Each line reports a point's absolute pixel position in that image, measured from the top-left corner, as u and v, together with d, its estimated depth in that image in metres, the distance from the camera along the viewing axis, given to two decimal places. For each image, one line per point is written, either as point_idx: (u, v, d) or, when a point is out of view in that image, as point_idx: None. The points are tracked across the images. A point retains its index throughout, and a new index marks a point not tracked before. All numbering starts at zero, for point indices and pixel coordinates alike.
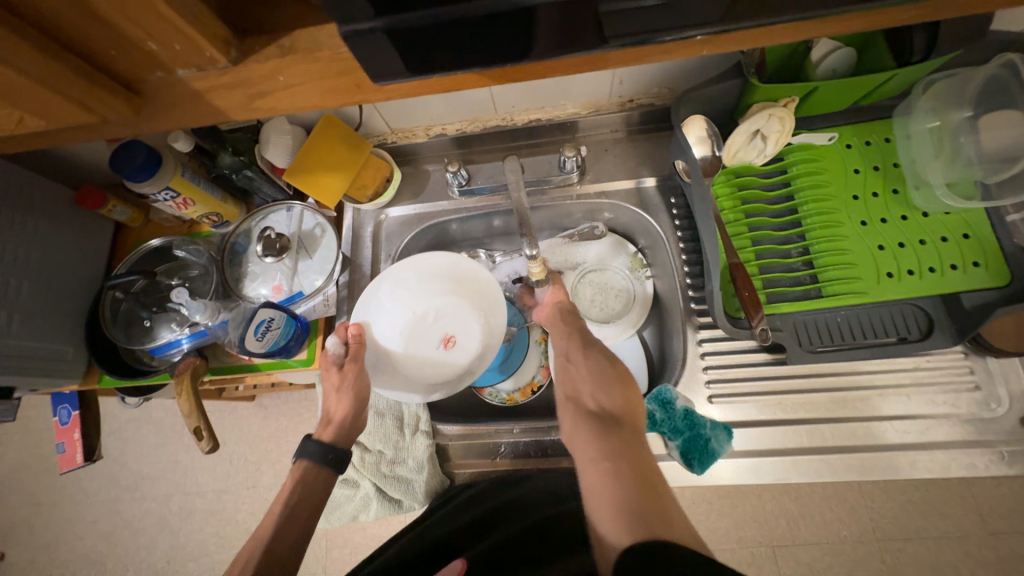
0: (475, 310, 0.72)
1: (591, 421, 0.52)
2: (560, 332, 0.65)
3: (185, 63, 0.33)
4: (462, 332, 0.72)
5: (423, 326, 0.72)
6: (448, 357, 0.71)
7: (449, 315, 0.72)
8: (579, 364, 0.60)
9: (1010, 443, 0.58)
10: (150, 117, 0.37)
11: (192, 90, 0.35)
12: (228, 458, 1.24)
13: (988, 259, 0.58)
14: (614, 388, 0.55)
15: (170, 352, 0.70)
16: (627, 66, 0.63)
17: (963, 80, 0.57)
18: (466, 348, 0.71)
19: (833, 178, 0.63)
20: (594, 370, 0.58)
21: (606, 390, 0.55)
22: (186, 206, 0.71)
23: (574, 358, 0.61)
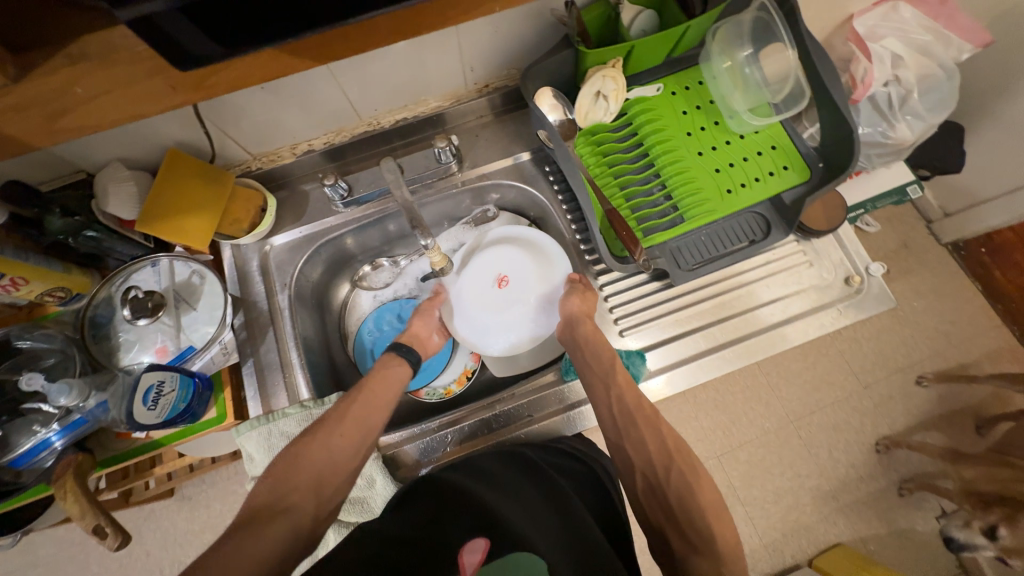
0: (530, 261, 0.73)
1: (693, 555, 0.48)
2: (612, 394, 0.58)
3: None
4: (518, 274, 0.73)
5: (481, 276, 0.74)
6: (506, 297, 0.72)
7: (503, 260, 0.74)
8: (664, 482, 0.52)
9: (842, 300, 0.73)
10: None
11: None
12: (157, 568, 1.08)
13: (793, 161, 0.72)
14: (707, 514, 0.50)
15: (39, 458, 0.59)
16: (472, 53, 0.67)
17: (737, 23, 0.69)
18: (521, 289, 0.73)
19: (668, 120, 0.73)
20: (683, 496, 0.51)
21: (691, 508, 0.50)
22: (16, 287, 0.60)
23: (644, 443, 0.55)
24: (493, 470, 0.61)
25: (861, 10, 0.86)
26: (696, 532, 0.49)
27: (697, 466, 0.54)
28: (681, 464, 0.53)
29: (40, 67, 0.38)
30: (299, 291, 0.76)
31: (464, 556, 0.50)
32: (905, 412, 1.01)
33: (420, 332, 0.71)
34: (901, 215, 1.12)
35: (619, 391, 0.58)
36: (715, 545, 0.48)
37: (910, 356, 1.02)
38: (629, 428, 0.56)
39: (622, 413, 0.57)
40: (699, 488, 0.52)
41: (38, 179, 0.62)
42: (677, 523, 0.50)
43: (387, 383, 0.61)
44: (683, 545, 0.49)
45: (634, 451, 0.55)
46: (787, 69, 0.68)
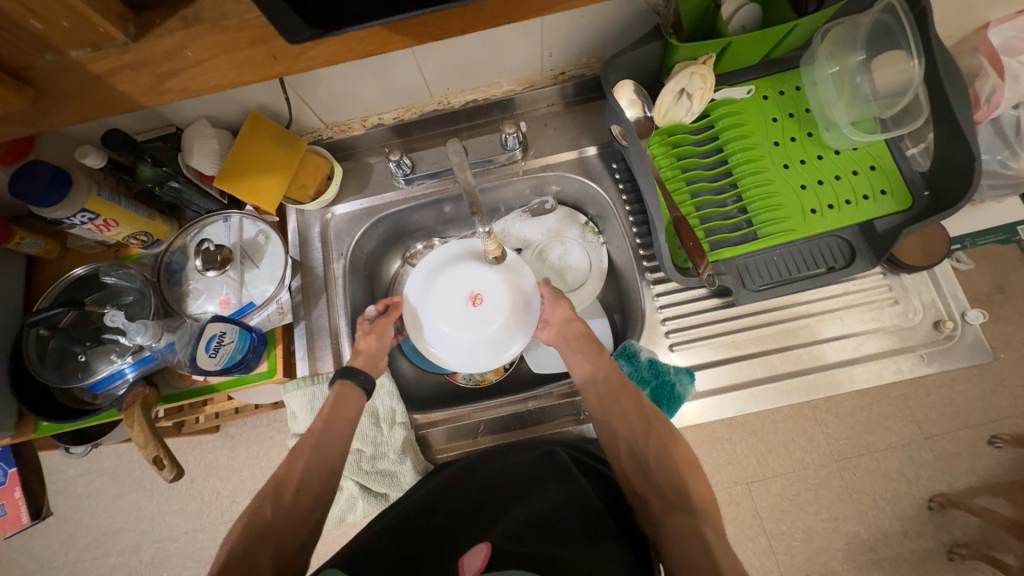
0: (499, 277, 0.68)
1: (671, 513, 0.51)
2: (590, 380, 0.62)
3: (81, 40, 0.37)
4: (488, 291, 0.68)
5: (448, 298, 0.68)
6: (476, 317, 0.67)
7: (479, 278, 0.68)
8: (644, 449, 0.56)
9: (927, 345, 0.66)
10: (45, 107, 0.41)
11: (90, 72, 0.39)
12: (198, 494, 1.18)
13: (893, 186, 0.65)
14: (683, 476, 0.53)
15: (113, 386, 0.64)
16: (553, 39, 0.65)
17: (853, 25, 0.62)
18: (495, 308, 0.67)
19: (755, 127, 0.68)
20: (661, 454, 0.55)
21: (671, 476, 0.53)
22: (108, 228, 0.66)
23: (618, 419, 0.58)
24: (513, 469, 0.60)
25: (1002, 17, 0.75)
26: (671, 487, 0.53)
27: (672, 430, 0.57)
28: (658, 430, 0.56)
29: (153, 28, 0.39)
30: (354, 262, 0.78)
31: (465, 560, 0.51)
32: (970, 471, 0.91)
33: (376, 351, 0.68)
34: (1004, 255, 0.99)
35: (606, 370, 0.62)
36: (689, 499, 0.52)
37: (987, 412, 0.92)
38: (612, 404, 0.59)
39: (605, 389, 0.61)
40: (675, 450, 0.55)
41: (136, 129, 0.66)
42: (658, 487, 0.53)
43: (344, 408, 0.62)
44: (663, 504, 0.52)
45: (610, 417, 0.59)
46: (907, 81, 0.60)
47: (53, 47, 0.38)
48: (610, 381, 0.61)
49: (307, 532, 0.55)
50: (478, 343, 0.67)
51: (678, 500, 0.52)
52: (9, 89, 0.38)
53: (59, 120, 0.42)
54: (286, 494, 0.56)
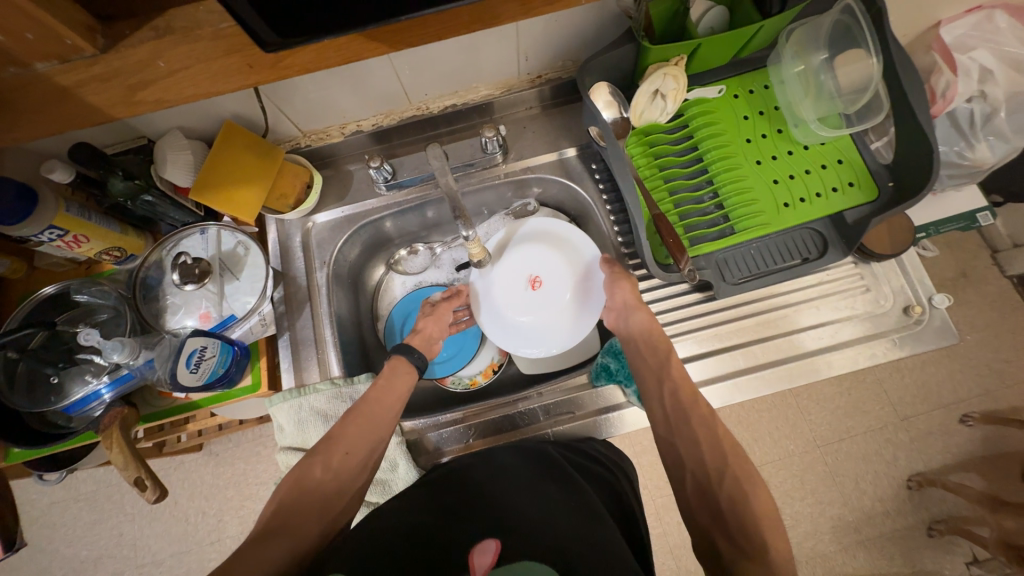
0: (559, 256, 0.72)
1: (742, 562, 0.45)
2: (655, 391, 0.57)
3: (48, 53, 0.36)
4: (548, 272, 0.71)
5: (509, 280, 0.72)
6: (541, 301, 0.71)
7: (538, 262, 0.72)
8: (716, 484, 0.49)
9: (898, 330, 0.68)
10: (10, 122, 0.39)
11: (59, 85, 0.38)
12: (182, 516, 1.14)
13: (860, 178, 0.67)
14: (759, 523, 0.47)
15: (88, 408, 0.62)
16: (529, 43, 0.66)
17: (815, 25, 0.65)
18: (555, 288, 0.71)
19: (727, 125, 0.70)
20: (735, 500, 0.48)
21: (744, 518, 0.47)
22: (78, 244, 0.64)
23: (685, 439, 0.53)
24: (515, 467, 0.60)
25: (952, 16, 0.79)
26: (744, 535, 0.46)
27: (751, 470, 0.50)
28: (736, 465, 0.50)
29: (125, 39, 0.38)
30: (337, 270, 0.78)
31: (474, 557, 0.48)
32: (944, 450, 0.95)
33: (433, 332, 0.71)
34: (965, 242, 1.04)
35: (673, 384, 0.57)
36: (768, 554, 0.45)
37: (957, 392, 0.96)
38: (681, 423, 0.54)
39: (673, 405, 0.55)
40: (752, 490, 0.49)
41: (105, 142, 0.65)
42: (727, 529, 0.47)
43: (391, 385, 0.62)
44: (732, 549, 0.46)
45: (677, 437, 0.54)
46: (868, 77, 0.62)
47: (18, 60, 0.37)
48: (675, 395, 0.56)
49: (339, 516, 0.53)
50: (541, 323, 0.71)
51: (751, 549, 0.45)
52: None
53: (26, 134, 0.41)
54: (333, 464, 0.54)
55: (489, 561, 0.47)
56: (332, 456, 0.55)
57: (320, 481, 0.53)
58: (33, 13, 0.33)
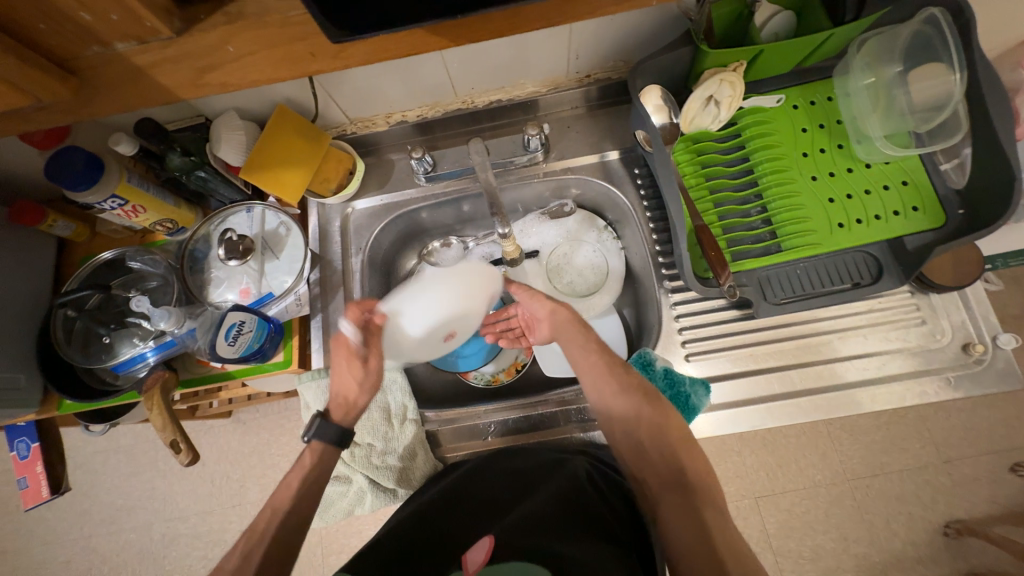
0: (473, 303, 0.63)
1: (670, 493, 0.52)
2: (583, 365, 0.61)
3: (127, 34, 0.38)
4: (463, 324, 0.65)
5: (425, 340, 0.62)
6: (432, 352, 0.66)
7: (457, 320, 0.63)
8: (638, 429, 0.56)
9: (954, 368, 0.63)
10: (87, 98, 0.42)
11: (134, 65, 0.40)
12: (208, 477, 1.20)
13: (926, 202, 0.63)
14: (679, 453, 0.54)
15: (134, 369, 0.66)
16: (581, 41, 0.64)
17: (892, 35, 0.61)
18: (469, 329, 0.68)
19: (783, 137, 0.66)
20: (656, 437, 0.55)
21: (666, 456, 0.54)
22: (136, 214, 0.67)
23: (611, 398, 0.58)
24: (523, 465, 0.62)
25: None
26: (670, 470, 0.53)
27: (667, 406, 0.57)
28: (652, 410, 0.56)
29: (197, 22, 0.40)
30: (372, 257, 0.79)
31: (469, 555, 0.51)
32: (990, 499, 0.89)
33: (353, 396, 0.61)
34: None
35: (595, 354, 0.61)
36: (691, 480, 0.52)
37: (1011, 439, 0.89)
38: (603, 394, 0.59)
39: (599, 375, 0.60)
40: (668, 425, 0.56)
41: (166, 119, 0.68)
42: (653, 466, 0.54)
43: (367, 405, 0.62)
44: (661, 484, 0.53)
45: (608, 405, 0.58)
46: (946, 94, 0.58)
47: (100, 39, 0.39)
48: (600, 367, 0.60)
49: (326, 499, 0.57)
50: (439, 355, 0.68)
51: (676, 481, 0.52)
52: (56, 78, 0.39)
53: (100, 110, 0.43)
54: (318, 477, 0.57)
55: (481, 558, 0.49)
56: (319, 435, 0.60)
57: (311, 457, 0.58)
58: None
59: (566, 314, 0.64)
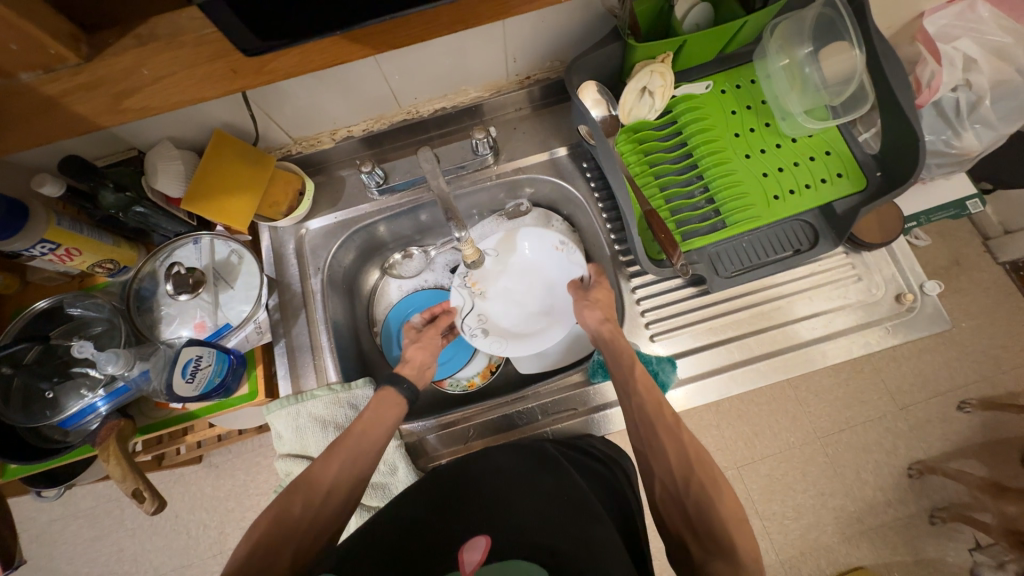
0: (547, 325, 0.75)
1: (713, 561, 0.47)
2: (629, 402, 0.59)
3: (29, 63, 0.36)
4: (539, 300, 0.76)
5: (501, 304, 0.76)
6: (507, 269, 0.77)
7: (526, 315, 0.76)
8: (683, 491, 0.52)
9: (891, 318, 0.69)
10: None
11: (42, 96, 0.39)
12: (184, 529, 1.14)
13: (848, 169, 0.68)
14: (727, 523, 0.49)
15: (85, 421, 0.62)
16: (516, 44, 0.66)
17: (799, 19, 0.66)
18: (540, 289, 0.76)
19: (716, 119, 0.70)
20: (701, 503, 0.50)
21: (710, 521, 0.49)
22: (71, 257, 0.63)
23: (652, 447, 0.55)
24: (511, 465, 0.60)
25: (934, 7, 0.81)
26: (712, 535, 0.48)
27: (714, 471, 0.53)
28: (701, 471, 0.52)
29: (110, 46, 0.38)
30: (332, 276, 0.77)
31: (464, 553, 0.50)
32: (944, 437, 0.96)
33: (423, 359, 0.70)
34: (956, 230, 1.05)
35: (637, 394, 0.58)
36: (737, 551, 0.47)
37: (954, 379, 0.97)
38: (650, 438, 0.56)
39: (643, 422, 0.57)
40: (717, 493, 0.51)
41: (95, 155, 0.65)
42: (696, 529, 0.49)
43: (380, 416, 0.61)
44: (702, 550, 0.48)
45: (652, 458, 0.55)
46: (851, 69, 0.63)
47: (3, 71, 0.37)
48: (644, 410, 0.57)
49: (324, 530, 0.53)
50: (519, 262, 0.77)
51: (717, 546, 0.47)
52: None
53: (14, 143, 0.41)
54: (307, 509, 0.53)
55: (478, 556, 0.49)
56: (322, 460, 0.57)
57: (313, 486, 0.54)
58: (16, 23, 0.33)
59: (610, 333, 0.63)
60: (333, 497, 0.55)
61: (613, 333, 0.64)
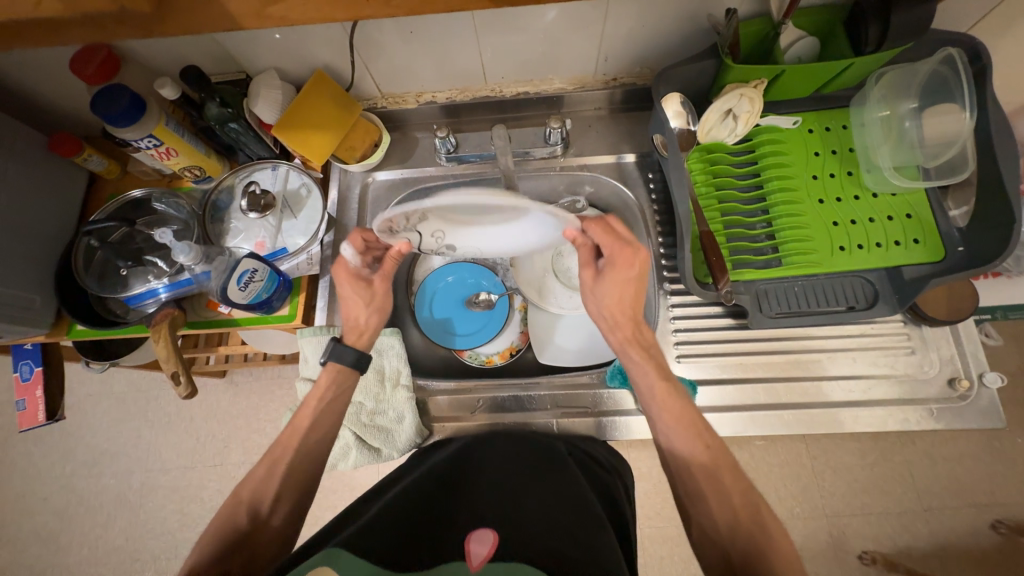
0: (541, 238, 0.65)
1: None
2: (670, 427, 0.57)
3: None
4: (526, 232, 0.61)
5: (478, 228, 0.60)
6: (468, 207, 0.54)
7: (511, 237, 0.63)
8: (730, 537, 0.51)
9: (939, 401, 0.64)
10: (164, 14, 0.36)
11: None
12: (196, 433, 1.23)
13: (927, 237, 0.65)
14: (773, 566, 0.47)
15: (145, 304, 0.69)
16: (611, 42, 0.67)
17: (911, 71, 0.62)
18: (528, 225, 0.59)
19: (796, 158, 0.69)
20: (748, 548, 0.49)
21: (749, 563, 0.48)
22: (168, 156, 0.70)
23: (696, 497, 0.54)
24: (514, 455, 0.63)
25: None
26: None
27: (764, 523, 0.51)
28: (748, 518, 0.51)
29: None
30: None
31: (472, 545, 0.46)
32: None
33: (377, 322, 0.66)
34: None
35: (670, 431, 0.57)
36: None
37: None
38: (693, 482, 0.55)
39: (697, 471, 0.55)
40: (768, 544, 0.49)
41: (209, 70, 0.71)
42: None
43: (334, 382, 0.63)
44: None
45: (694, 496, 0.54)
46: (956, 132, 0.61)
47: None
48: (696, 452, 0.55)
49: (302, 485, 0.59)
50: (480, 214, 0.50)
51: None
52: None
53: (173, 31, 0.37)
54: (284, 456, 0.59)
55: (487, 552, 0.45)
56: (296, 419, 0.61)
57: (294, 439, 0.60)
58: None
59: (647, 377, 0.59)
60: (301, 446, 0.60)
61: (622, 348, 0.61)
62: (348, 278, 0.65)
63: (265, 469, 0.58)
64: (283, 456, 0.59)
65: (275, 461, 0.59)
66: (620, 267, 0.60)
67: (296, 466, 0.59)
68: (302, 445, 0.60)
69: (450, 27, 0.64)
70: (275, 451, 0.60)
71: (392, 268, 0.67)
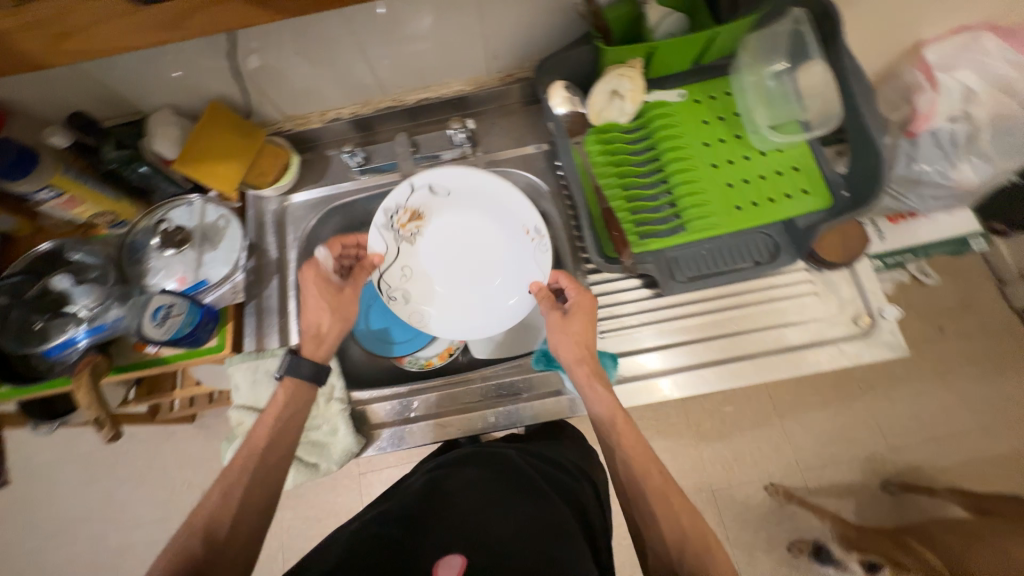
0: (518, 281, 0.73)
1: None
2: (628, 436, 0.59)
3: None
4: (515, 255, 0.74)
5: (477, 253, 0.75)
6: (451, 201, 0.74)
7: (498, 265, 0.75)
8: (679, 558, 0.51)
9: (846, 338, 0.67)
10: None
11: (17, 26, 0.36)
12: (167, 484, 1.20)
13: (815, 187, 0.68)
14: None
15: (67, 353, 0.66)
16: (494, 41, 0.70)
17: (772, 34, 0.67)
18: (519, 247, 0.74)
19: (686, 128, 0.72)
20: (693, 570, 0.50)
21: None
22: (74, 205, 0.70)
23: (644, 516, 0.56)
24: (481, 477, 0.68)
25: (936, 37, 0.84)
26: None
27: (710, 542, 0.53)
28: (695, 540, 0.53)
29: None
30: (309, 247, 0.82)
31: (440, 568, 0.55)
32: None
33: (329, 336, 0.66)
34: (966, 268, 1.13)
35: (625, 450, 0.59)
36: None
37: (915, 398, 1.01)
38: (643, 500, 0.56)
39: (649, 492, 0.56)
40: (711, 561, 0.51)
41: (105, 114, 0.72)
42: None
43: (292, 398, 0.63)
44: None
45: (645, 518, 0.56)
46: (821, 83, 0.64)
47: None
48: (649, 465, 0.58)
49: (260, 507, 0.57)
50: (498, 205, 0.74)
51: None
52: None
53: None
54: (244, 469, 0.58)
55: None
56: (254, 433, 0.60)
57: (259, 447, 0.60)
58: None
59: (586, 368, 0.62)
60: (263, 465, 0.59)
61: (585, 375, 0.61)
62: (316, 274, 0.67)
63: (220, 493, 0.56)
64: (247, 472, 0.58)
65: (248, 480, 0.58)
66: (583, 310, 0.64)
67: (259, 473, 0.59)
68: (262, 466, 0.59)
69: (333, 47, 0.66)
70: (227, 470, 0.58)
71: (361, 280, 0.70)
